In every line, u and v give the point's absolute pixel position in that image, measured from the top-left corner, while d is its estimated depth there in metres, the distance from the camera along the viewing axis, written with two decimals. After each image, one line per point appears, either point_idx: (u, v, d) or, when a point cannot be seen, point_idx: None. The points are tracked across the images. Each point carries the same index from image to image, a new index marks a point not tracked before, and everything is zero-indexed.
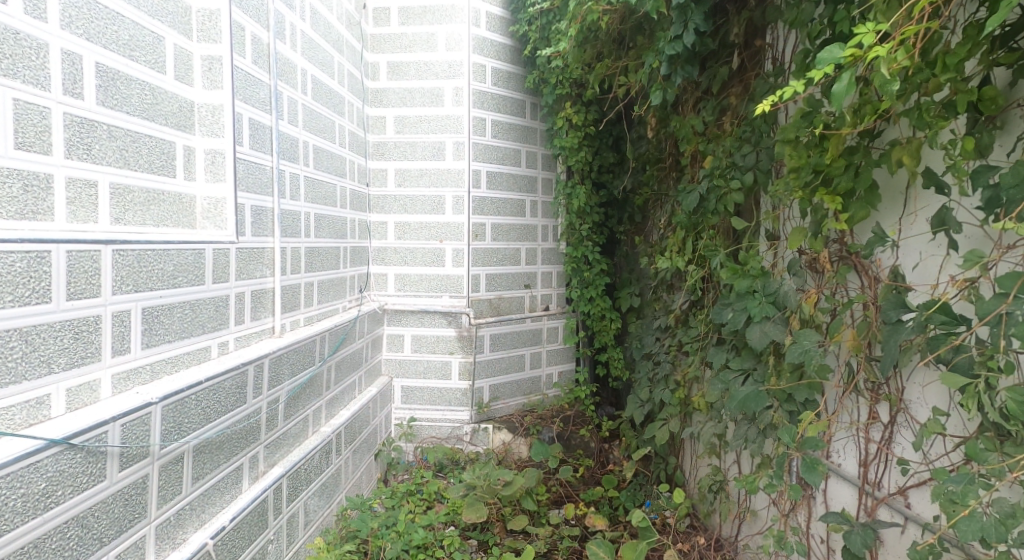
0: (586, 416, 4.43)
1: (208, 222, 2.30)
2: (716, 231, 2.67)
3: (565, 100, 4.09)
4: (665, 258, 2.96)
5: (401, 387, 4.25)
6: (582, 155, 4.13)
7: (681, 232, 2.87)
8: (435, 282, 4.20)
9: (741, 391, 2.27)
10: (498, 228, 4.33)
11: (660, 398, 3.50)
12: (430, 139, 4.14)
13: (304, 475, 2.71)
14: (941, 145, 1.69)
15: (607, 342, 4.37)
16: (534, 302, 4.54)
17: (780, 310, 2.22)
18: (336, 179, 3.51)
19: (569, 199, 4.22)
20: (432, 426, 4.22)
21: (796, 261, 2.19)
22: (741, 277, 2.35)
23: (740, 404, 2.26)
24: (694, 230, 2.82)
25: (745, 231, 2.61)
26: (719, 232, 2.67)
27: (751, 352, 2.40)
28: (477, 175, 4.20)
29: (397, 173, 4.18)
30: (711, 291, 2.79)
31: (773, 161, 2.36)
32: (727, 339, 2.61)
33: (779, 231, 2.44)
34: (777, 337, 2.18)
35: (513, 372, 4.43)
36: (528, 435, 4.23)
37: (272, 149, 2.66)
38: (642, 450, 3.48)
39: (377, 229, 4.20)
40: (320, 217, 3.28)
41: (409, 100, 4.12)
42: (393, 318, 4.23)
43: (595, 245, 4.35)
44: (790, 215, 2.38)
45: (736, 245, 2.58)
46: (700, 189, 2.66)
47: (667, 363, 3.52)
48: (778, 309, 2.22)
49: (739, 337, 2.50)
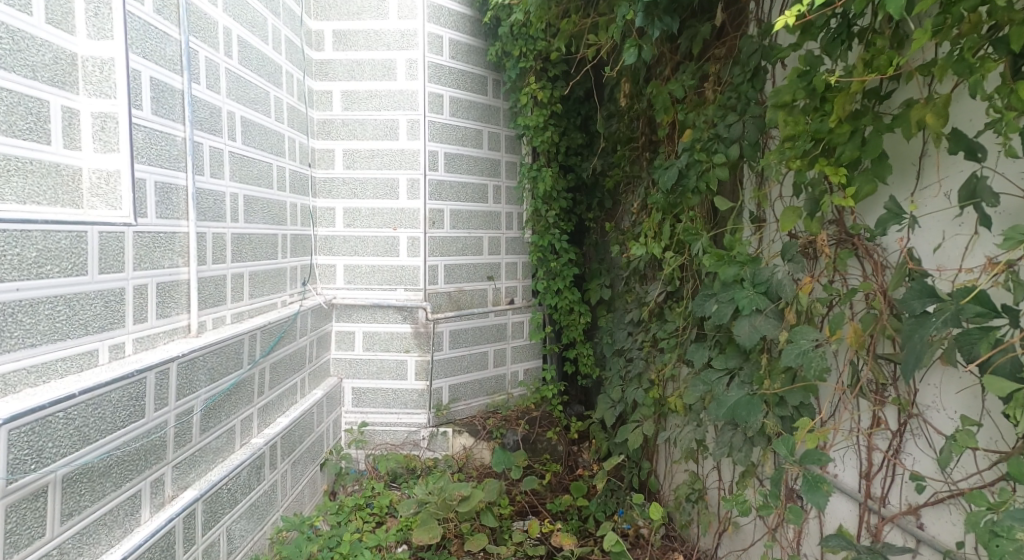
0: (553, 417, 4.09)
1: (97, 200, 1.93)
2: (696, 213, 2.37)
3: (529, 74, 3.76)
4: (637, 247, 2.67)
5: (352, 389, 3.90)
6: (548, 134, 3.80)
7: (656, 215, 2.57)
8: (388, 273, 3.85)
9: (729, 396, 1.97)
10: (458, 215, 3.99)
11: (633, 398, 3.24)
12: (382, 117, 3.78)
13: (226, 496, 2.35)
14: (985, 94, 1.43)
15: (576, 337, 4.05)
16: (497, 295, 4.21)
17: (773, 303, 1.92)
18: (271, 158, 3.13)
19: (534, 182, 3.89)
20: (386, 431, 3.87)
21: (791, 245, 1.90)
22: (726, 263, 2.02)
23: (727, 412, 1.95)
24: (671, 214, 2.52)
25: (728, 212, 2.32)
26: (699, 214, 2.37)
27: (737, 349, 2.11)
28: (434, 157, 3.86)
29: (345, 153, 3.81)
30: (690, 281, 2.50)
31: (763, 131, 2.07)
32: (708, 335, 2.32)
33: (767, 213, 2.15)
34: (770, 334, 1.88)
35: (475, 370, 4.10)
36: (492, 439, 3.91)
37: (184, 117, 2.29)
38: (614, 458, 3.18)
39: (324, 216, 3.82)
40: (250, 200, 2.90)
41: (358, 73, 3.75)
42: (343, 313, 3.87)
43: (563, 233, 4.02)
44: (780, 195, 2.10)
45: (718, 229, 2.29)
46: (675, 163, 2.34)
47: (641, 360, 3.26)
48: (771, 301, 1.92)
49: (722, 332, 2.21)
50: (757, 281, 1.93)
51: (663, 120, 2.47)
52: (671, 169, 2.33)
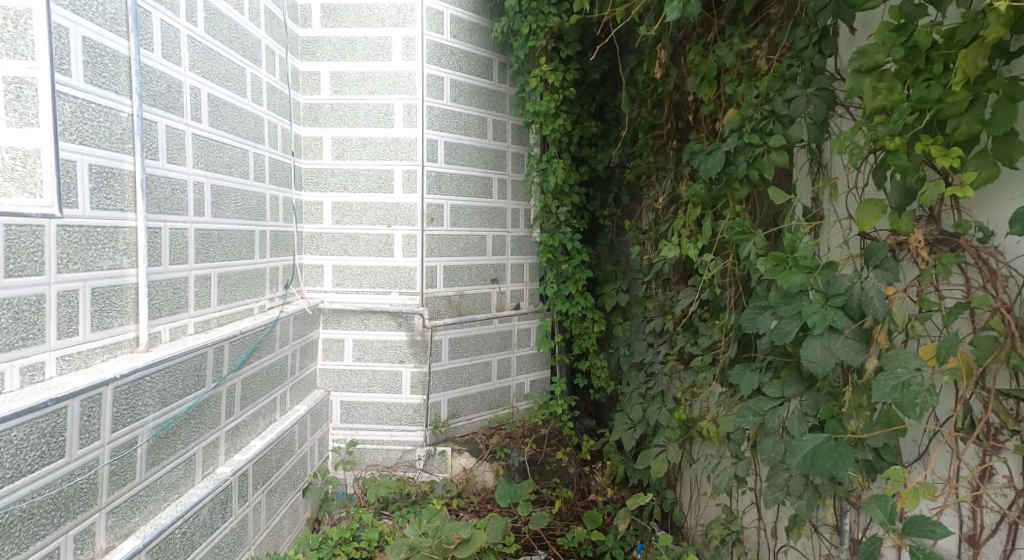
0: (564, 435, 3.72)
1: (11, 183, 1.58)
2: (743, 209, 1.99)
3: (539, 55, 3.38)
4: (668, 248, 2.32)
5: (340, 403, 3.52)
6: (559, 122, 3.43)
7: (694, 210, 2.22)
8: (382, 275, 3.48)
9: (805, 442, 1.56)
10: (459, 211, 3.62)
11: (655, 419, 2.87)
12: (375, 101, 3.41)
13: (178, 542, 1.97)
14: None
15: (588, 347, 3.67)
16: (502, 299, 3.83)
17: (854, 318, 1.54)
18: (247, 144, 2.77)
19: (543, 176, 3.51)
20: (378, 451, 3.49)
21: (879, 248, 1.56)
22: (788, 269, 1.64)
23: (805, 461, 1.54)
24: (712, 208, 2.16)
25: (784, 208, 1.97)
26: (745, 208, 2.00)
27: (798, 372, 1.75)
28: (433, 147, 3.48)
29: (334, 142, 3.44)
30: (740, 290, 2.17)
31: (832, 106, 1.72)
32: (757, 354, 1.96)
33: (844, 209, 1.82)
34: (853, 359, 1.50)
35: (477, 383, 3.73)
36: (495, 460, 3.52)
37: (131, 90, 1.92)
38: (638, 493, 2.76)
39: (310, 211, 3.45)
40: (220, 191, 2.53)
41: (349, 53, 3.39)
42: (331, 319, 3.49)
43: (575, 232, 3.64)
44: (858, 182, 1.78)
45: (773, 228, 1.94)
46: (718, 146, 1.95)
47: (664, 376, 2.91)
48: (851, 316, 1.54)
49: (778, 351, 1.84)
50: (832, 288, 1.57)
51: (706, 95, 2.19)
52: (714, 155, 1.96)
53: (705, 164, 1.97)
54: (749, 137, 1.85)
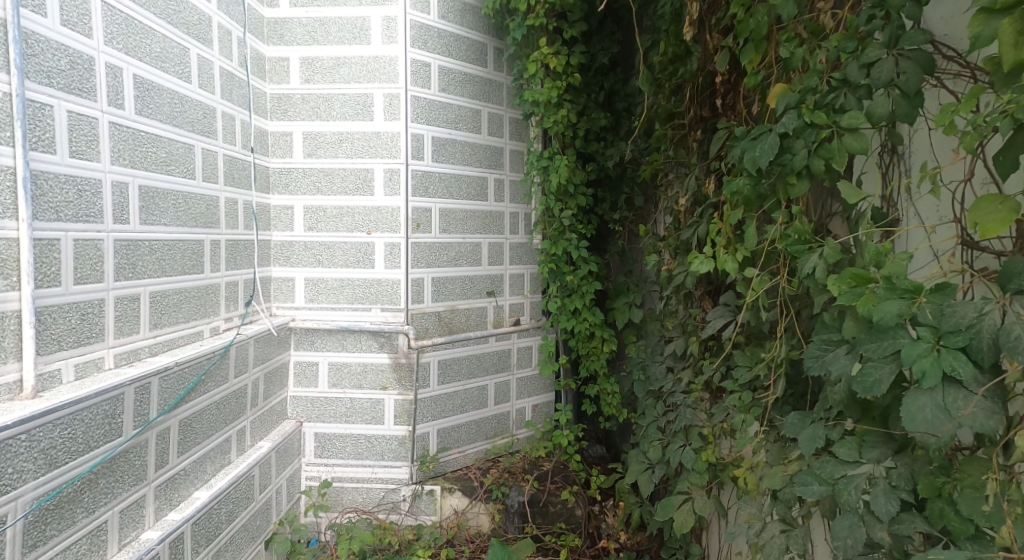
0: (570, 470, 3.25)
1: None
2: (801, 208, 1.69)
3: (539, 35, 2.96)
4: (701, 262, 2.00)
5: (314, 436, 3.08)
6: (563, 113, 3.00)
7: (738, 211, 1.85)
8: (361, 289, 3.05)
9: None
10: (449, 216, 3.18)
11: (679, 460, 2.44)
12: (351, 91, 2.98)
13: None
14: None
15: (597, 370, 3.21)
16: (499, 315, 3.39)
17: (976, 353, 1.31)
18: (192, 138, 2.34)
19: (544, 175, 3.07)
20: (357, 491, 3.06)
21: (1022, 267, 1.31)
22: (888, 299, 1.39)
23: None
24: (757, 211, 1.84)
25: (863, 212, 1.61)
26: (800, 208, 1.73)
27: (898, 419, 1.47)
28: (419, 142, 3.05)
29: (306, 137, 3.01)
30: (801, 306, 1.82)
31: (928, 71, 1.45)
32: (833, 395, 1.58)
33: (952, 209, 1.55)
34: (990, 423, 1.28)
35: (471, 410, 3.29)
36: (491, 501, 3.08)
37: (9, 64, 1.59)
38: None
39: (279, 217, 3.03)
40: (153, 193, 2.10)
41: (321, 35, 2.97)
42: (303, 339, 3.07)
43: (580, 239, 3.18)
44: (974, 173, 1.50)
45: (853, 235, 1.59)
46: (772, 127, 1.68)
47: (688, 409, 2.49)
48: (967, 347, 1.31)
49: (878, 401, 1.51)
50: (942, 309, 1.35)
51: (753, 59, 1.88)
52: (766, 139, 1.67)
53: (755, 151, 1.68)
54: (813, 116, 1.58)
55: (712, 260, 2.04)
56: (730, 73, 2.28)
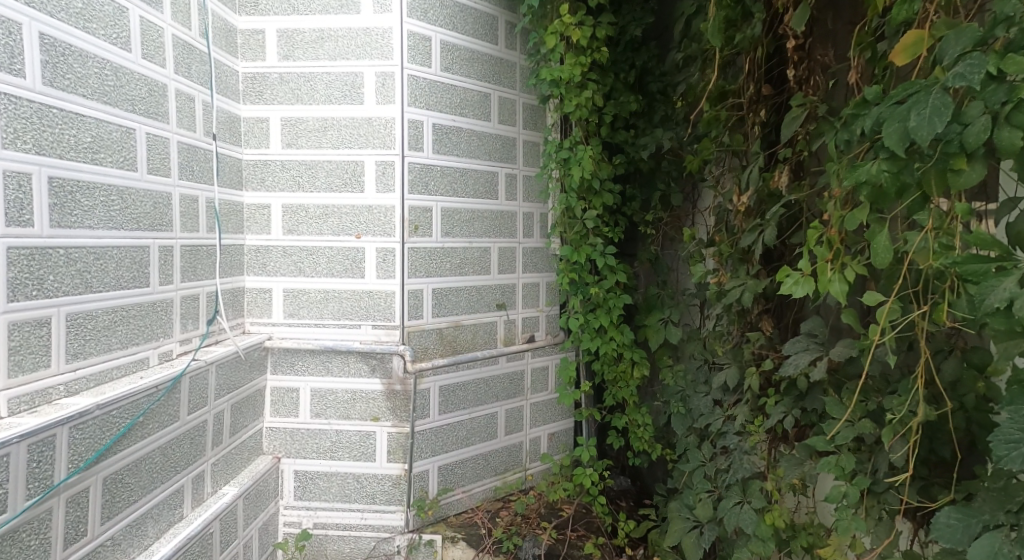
0: (596, 518, 2.79)
1: None
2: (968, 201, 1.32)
3: (559, 2, 2.50)
4: (799, 285, 1.60)
5: (293, 475, 2.62)
6: (587, 94, 2.53)
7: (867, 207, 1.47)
8: (349, 303, 2.59)
9: None
10: (453, 216, 2.71)
11: (737, 522, 1.97)
12: (337, 69, 2.53)
13: None
14: None
15: (626, 399, 2.74)
16: (511, 331, 2.92)
17: None
18: (134, 119, 1.88)
19: (564, 169, 2.60)
20: (343, 540, 2.60)
21: None
22: None
23: None
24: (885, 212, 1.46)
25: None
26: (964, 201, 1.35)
27: None
28: (417, 130, 2.58)
29: (285, 124, 2.56)
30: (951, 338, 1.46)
31: None
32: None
33: None
34: None
35: (478, 442, 2.83)
36: (500, 554, 2.62)
37: None
38: None
39: (254, 217, 2.58)
40: (69, 187, 1.66)
41: (302, 3, 2.51)
42: (281, 362, 2.61)
43: (606, 244, 2.71)
44: None
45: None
46: (934, 82, 1.28)
47: (747, 456, 2.02)
48: None
49: None
50: None
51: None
52: (926, 100, 1.26)
53: (908, 120, 1.28)
54: (1004, 63, 1.21)
55: (808, 278, 1.63)
56: (805, 38, 1.91)
